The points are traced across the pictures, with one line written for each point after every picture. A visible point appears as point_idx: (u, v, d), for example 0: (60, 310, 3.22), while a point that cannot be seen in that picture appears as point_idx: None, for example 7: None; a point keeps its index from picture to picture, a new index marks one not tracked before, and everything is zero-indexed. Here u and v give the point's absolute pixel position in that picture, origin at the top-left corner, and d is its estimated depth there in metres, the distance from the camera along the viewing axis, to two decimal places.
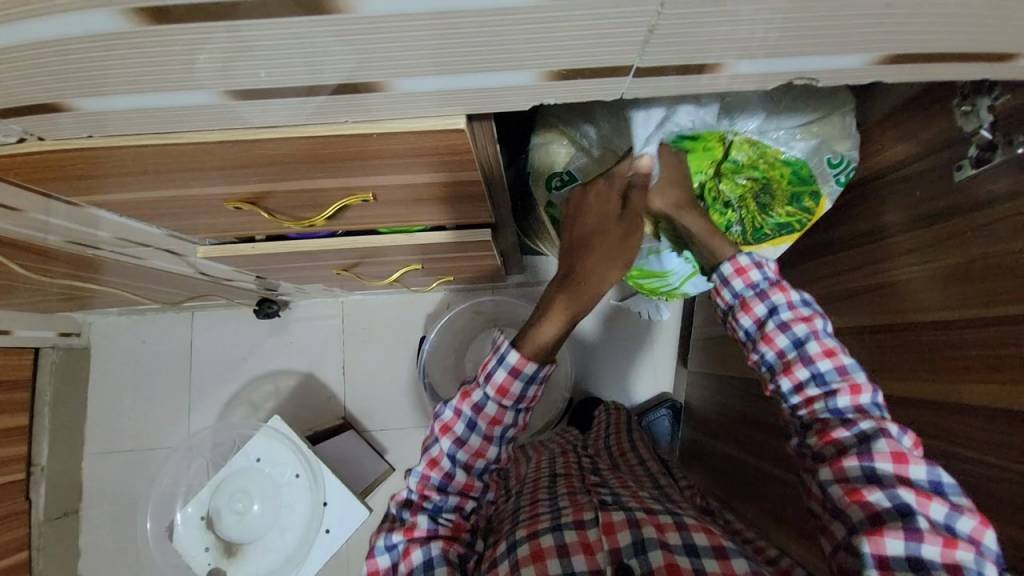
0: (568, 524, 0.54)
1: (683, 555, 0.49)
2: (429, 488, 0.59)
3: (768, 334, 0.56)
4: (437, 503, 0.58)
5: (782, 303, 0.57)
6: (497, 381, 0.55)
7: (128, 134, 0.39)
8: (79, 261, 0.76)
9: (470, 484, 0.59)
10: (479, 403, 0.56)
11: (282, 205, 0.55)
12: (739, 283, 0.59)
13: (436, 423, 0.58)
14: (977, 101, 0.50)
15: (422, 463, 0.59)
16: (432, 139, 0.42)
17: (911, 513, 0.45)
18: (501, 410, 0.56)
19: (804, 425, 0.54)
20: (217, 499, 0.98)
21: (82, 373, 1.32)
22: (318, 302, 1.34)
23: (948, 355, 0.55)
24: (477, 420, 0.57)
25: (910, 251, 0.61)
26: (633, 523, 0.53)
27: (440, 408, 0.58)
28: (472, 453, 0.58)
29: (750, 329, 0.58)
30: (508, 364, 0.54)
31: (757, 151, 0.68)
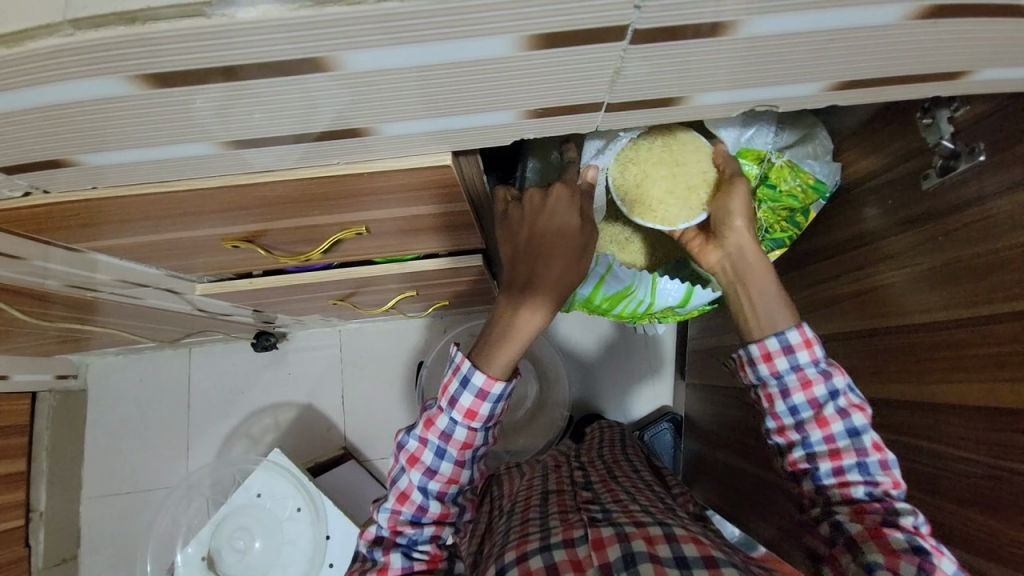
0: (557, 544, 0.55)
1: (674, 567, 0.49)
2: (402, 524, 0.58)
3: (824, 416, 0.54)
4: (412, 537, 0.58)
5: (837, 386, 0.54)
6: (464, 406, 0.55)
7: (130, 184, 0.41)
8: (79, 304, 0.78)
9: (445, 512, 0.59)
10: (445, 429, 0.56)
11: (278, 241, 0.57)
12: (803, 356, 0.55)
13: (403, 454, 0.58)
14: (937, 113, 0.53)
15: (393, 499, 0.59)
16: (422, 175, 0.44)
17: (928, 553, 0.47)
18: (470, 433, 0.56)
19: (828, 502, 0.54)
20: (218, 537, 0.97)
21: (79, 416, 1.31)
22: (315, 333, 1.35)
23: (930, 356, 0.56)
24: (447, 447, 0.57)
25: (887, 257, 0.63)
26: (622, 538, 0.53)
27: (405, 438, 0.58)
28: (444, 481, 0.58)
29: (801, 408, 0.55)
30: (473, 388, 0.54)
31: (797, 177, 0.69)
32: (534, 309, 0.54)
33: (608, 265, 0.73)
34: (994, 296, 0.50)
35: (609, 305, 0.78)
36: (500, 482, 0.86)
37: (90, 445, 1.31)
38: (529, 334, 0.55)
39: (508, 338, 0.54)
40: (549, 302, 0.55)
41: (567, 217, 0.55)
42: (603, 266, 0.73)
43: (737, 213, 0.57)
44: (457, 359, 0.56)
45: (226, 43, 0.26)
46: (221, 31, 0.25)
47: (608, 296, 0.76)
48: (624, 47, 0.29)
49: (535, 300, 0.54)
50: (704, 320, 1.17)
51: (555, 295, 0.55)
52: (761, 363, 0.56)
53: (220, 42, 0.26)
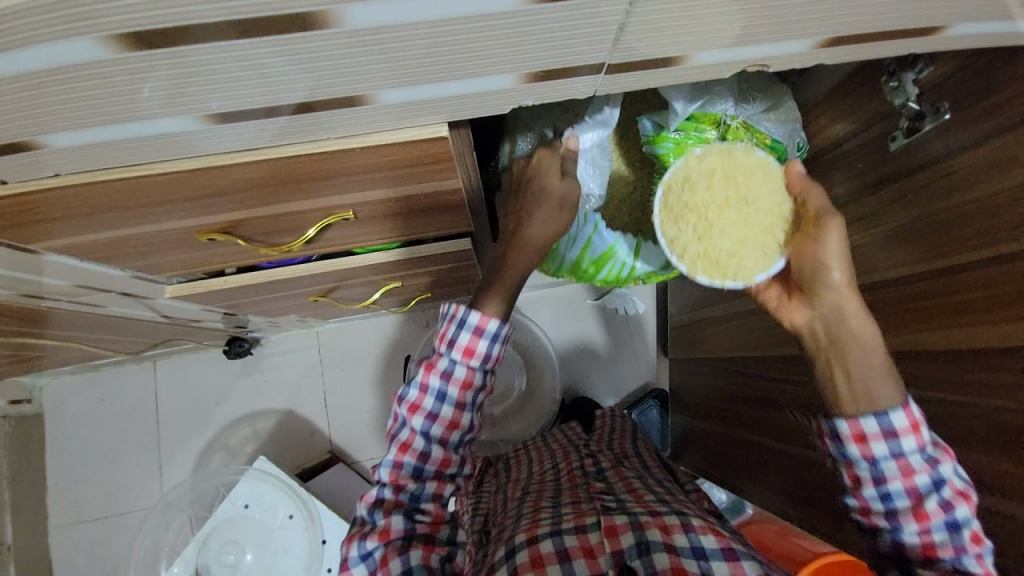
0: (568, 529, 0.55)
1: (691, 558, 0.51)
2: (405, 477, 0.57)
3: (922, 509, 0.50)
4: (414, 492, 0.57)
5: (938, 474, 0.50)
6: (461, 344, 0.55)
7: (98, 169, 0.38)
8: (31, 316, 0.71)
9: (447, 459, 0.58)
10: (446, 370, 0.56)
11: (259, 232, 0.54)
12: (908, 441, 0.50)
13: (403, 403, 0.57)
14: (903, 76, 0.55)
15: (394, 451, 0.57)
16: (416, 150, 0.42)
17: None
18: (470, 372, 0.56)
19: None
20: (205, 554, 0.93)
21: (35, 442, 1.21)
22: (290, 336, 1.30)
23: (905, 309, 0.59)
24: (447, 388, 0.56)
25: (860, 218, 0.67)
26: (635, 526, 0.54)
27: (405, 389, 0.57)
28: (446, 425, 0.57)
29: (896, 495, 0.51)
30: (470, 327, 0.55)
31: (752, 136, 0.69)
32: (517, 258, 0.57)
33: (595, 223, 0.76)
34: (965, 246, 0.53)
35: (594, 271, 0.80)
36: (505, 472, 0.86)
37: (51, 472, 1.22)
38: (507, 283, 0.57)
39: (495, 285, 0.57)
40: (531, 255, 0.57)
41: (548, 176, 0.57)
42: (590, 226, 0.76)
43: (834, 266, 0.52)
44: (450, 309, 0.56)
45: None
46: None
47: (594, 260, 0.78)
48: (631, 1, 0.29)
49: (518, 250, 0.57)
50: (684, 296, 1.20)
51: (536, 248, 0.57)
52: (851, 443, 0.52)
53: None
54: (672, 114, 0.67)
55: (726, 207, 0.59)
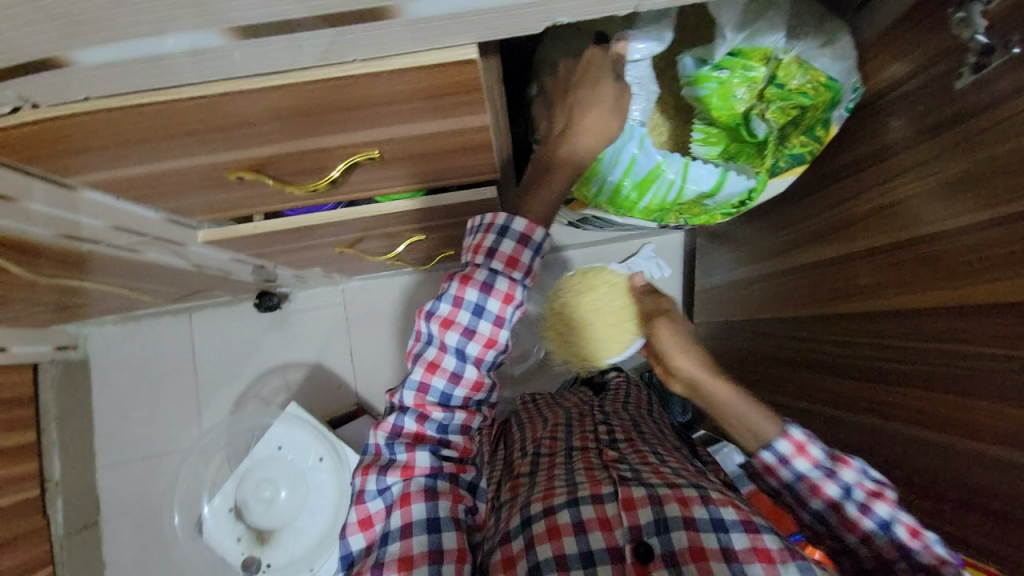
0: (585, 498, 0.55)
1: (710, 531, 0.52)
2: (429, 404, 0.58)
3: (851, 518, 0.57)
4: (441, 421, 0.58)
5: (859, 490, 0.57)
6: (505, 254, 0.54)
7: (125, 93, 0.38)
8: (73, 259, 0.74)
9: (479, 382, 0.57)
10: (486, 282, 0.54)
11: (287, 171, 0.54)
12: (801, 463, 0.59)
13: (434, 321, 0.55)
14: (971, 7, 0.49)
15: (421, 372, 0.57)
16: (444, 76, 0.40)
17: None
18: (512, 285, 0.54)
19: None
20: (243, 489, 0.99)
21: (83, 385, 1.29)
22: (317, 292, 1.33)
23: (960, 260, 0.56)
24: (484, 303, 0.54)
25: (912, 168, 0.62)
26: (654, 501, 0.54)
27: (435, 305, 0.55)
28: (483, 343, 0.55)
29: (822, 512, 0.59)
30: (513, 235, 0.54)
31: (806, 74, 0.65)
32: (561, 165, 0.54)
33: (641, 140, 0.70)
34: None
35: (637, 196, 0.76)
36: (519, 427, 0.85)
37: (99, 413, 1.31)
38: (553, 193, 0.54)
39: (538, 192, 0.55)
40: (577, 163, 0.54)
41: (597, 74, 0.53)
42: (636, 143, 0.69)
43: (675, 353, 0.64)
44: (486, 220, 0.55)
45: None
46: None
47: (636, 183, 0.74)
48: None
49: (563, 158, 0.54)
50: (713, 257, 1.16)
51: (582, 156, 0.54)
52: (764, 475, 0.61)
53: None
54: (718, 41, 0.64)
55: None
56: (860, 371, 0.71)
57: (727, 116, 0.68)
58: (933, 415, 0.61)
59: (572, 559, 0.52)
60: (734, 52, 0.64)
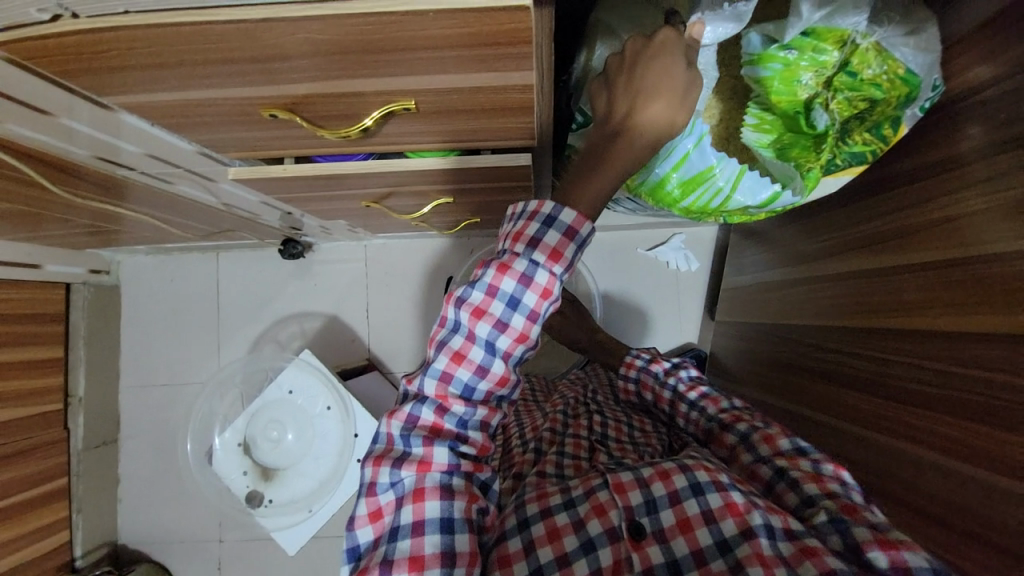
0: (580, 497, 0.55)
1: (690, 498, 0.52)
2: (451, 396, 0.53)
3: (660, 393, 0.76)
4: (462, 416, 0.54)
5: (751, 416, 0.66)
6: (548, 246, 0.50)
7: (161, 11, 0.36)
8: (108, 185, 0.76)
9: (505, 378, 0.53)
10: (525, 273, 0.50)
11: (321, 113, 0.52)
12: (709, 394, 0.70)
13: (464, 308, 0.51)
14: None
15: (445, 361, 0.52)
16: (490, 22, 0.37)
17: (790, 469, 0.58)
18: (551, 278, 0.50)
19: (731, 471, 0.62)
20: (252, 427, 1.03)
21: (112, 310, 1.34)
22: (341, 246, 1.33)
23: (1023, 283, 0.52)
24: (521, 296, 0.50)
25: (982, 181, 0.57)
26: (642, 483, 0.54)
27: (468, 290, 0.51)
28: (514, 338, 0.52)
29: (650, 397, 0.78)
30: (559, 227, 0.51)
31: (882, 65, 0.60)
32: (616, 157, 0.51)
33: (699, 137, 0.68)
34: None
35: (679, 195, 0.73)
36: (515, 417, 0.83)
37: (124, 338, 1.36)
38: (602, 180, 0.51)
39: (585, 177, 0.52)
40: (634, 151, 0.51)
41: (672, 55, 0.49)
42: (693, 139, 0.68)
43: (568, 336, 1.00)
44: (530, 207, 0.52)
45: None
46: None
47: (683, 181, 0.72)
48: None
49: (620, 150, 0.51)
50: (745, 255, 1.12)
51: (640, 142, 0.50)
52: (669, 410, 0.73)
53: None
54: (793, 21, 0.60)
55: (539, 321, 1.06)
56: (887, 389, 0.68)
57: (787, 103, 0.63)
58: (960, 444, 0.57)
59: (573, 555, 0.52)
60: (809, 33, 0.59)
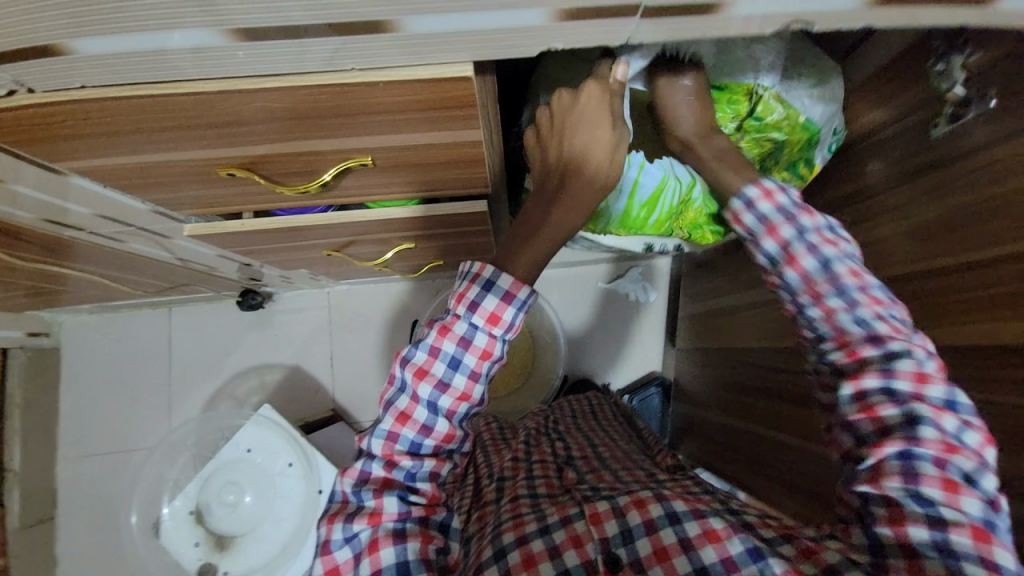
0: (555, 524, 0.54)
1: (667, 525, 0.52)
2: (398, 453, 0.56)
3: (851, 345, 0.47)
4: (409, 470, 0.57)
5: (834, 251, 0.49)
6: (487, 310, 0.52)
7: (122, 83, 0.38)
8: (54, 245, 0.73)
9: (451, 434, 0.56)
10: (464, 335, 0.52)
11: (279, 170, 0.54)
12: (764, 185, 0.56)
13: (409, 368, 0.54)
14: (950, 59, 0.53)
15: (391, 421, 0.55)
16: (438, 89, 0.41)
17: (921, 463, 0.42)
18: (491, 341, 0.53)
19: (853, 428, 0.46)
20: (206, 492, 0.97)
21: (53, 375, 1.26)
22: (303, 294, 1.31)
23: (942, 299, 0.56)
24: (462, 357, 0.53)
25: (891, 210, 0.64)
26: (617, 512, 0.54)
27: (412, 351, 0.54)
28: (456, 397, 0.54)
29: (796, 280, 0.50)
30: (498, 291, 0.52)
31: (785, 111, 0.67)
32: (557, 219, 0.53)
33: (639, 165, 0.72)
34: (996, 241, 0.51)
35: (648, 214, 0.78)
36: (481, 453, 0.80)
37: (65, 404, 1.27)
38: (548, 243, 0.54)
39: (533, 244, 0.54)
40: (573, 215, 0.53)
41: (601, 121, 0.50)
42: (635, 169, 0.72)
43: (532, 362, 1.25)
44: (474, 268, 0.53)
45: None
46: None
47: (644, 203, 0.76)
48: None
49: (558, 213, 0.52)
50: (697, 284, 1.18)
51: (581, 206, 0.53)
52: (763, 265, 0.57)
53: None
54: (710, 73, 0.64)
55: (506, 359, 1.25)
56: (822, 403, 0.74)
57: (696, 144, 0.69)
58: None
59: None
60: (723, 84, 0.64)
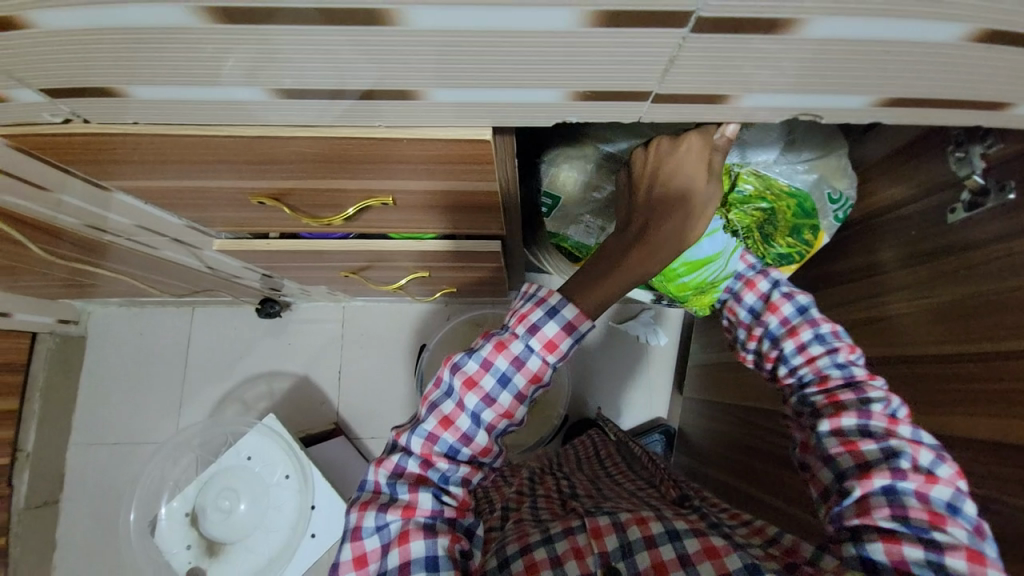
0: (557, 534, 0.53)
1: (667, 544, 0.51)
2: (436, 454, 0.53)
3: (833, 394, 0.54)
4: (445, 473, 0.54)
5: (814, 326, 0.59)
6: (545, 335, 0.52)
7: (169, 122, 0.41)
8: (93, 246, 0.78)
9: (488, 449, 0.55)
10: (518, 355, 0.53)
11: (304, 202, 0.57)
12: (743, 268, 0.68)
13: (459, 375, 0.53)
14: (970, 148, 0.53)
15: (433, 423, 0.53)
16: (459, 147, 0.44)
17: (900, 493, 0.47)
18: (542, 366, 0.53)
19: (836, 469, 0.51)
20: (204, 496, 0.98)
21: (76, 362, 1.31)
22: (318, 307, 1.35)
23: (948, 386, 0.55)
24: (512, 375, 0.53)
25: (904, 287, 0.63)
26: (619, 527, 0.53)
27: (464, 359, 0.53)
28: (499, 413, 0.53)
29: (780, 335, 0.60)
30: (559, 318, 0.52)
31: (763, 182, 0.66)
32: (637, 258, 0.53)
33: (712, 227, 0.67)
34: (1006, 333, 0.50)
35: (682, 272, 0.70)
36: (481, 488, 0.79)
37: (83, 391, 1.32)
38: (624, 285, 0.54)
39: (607, 280, 0.54)
40: (654, 260, 0.53)
41: (703, 173, 0.50)
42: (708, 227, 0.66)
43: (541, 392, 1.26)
44: (540, 292, 0.53)
45: None
46: None
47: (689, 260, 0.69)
48: (685, 34, 0.29)
49: (635, 257, 0.53)
50: (707, 334, 1.17)
51: (664, 253, 0.53)
52: (750, 342, 0.64)
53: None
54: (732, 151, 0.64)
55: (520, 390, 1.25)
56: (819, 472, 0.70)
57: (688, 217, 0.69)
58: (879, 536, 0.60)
59: None
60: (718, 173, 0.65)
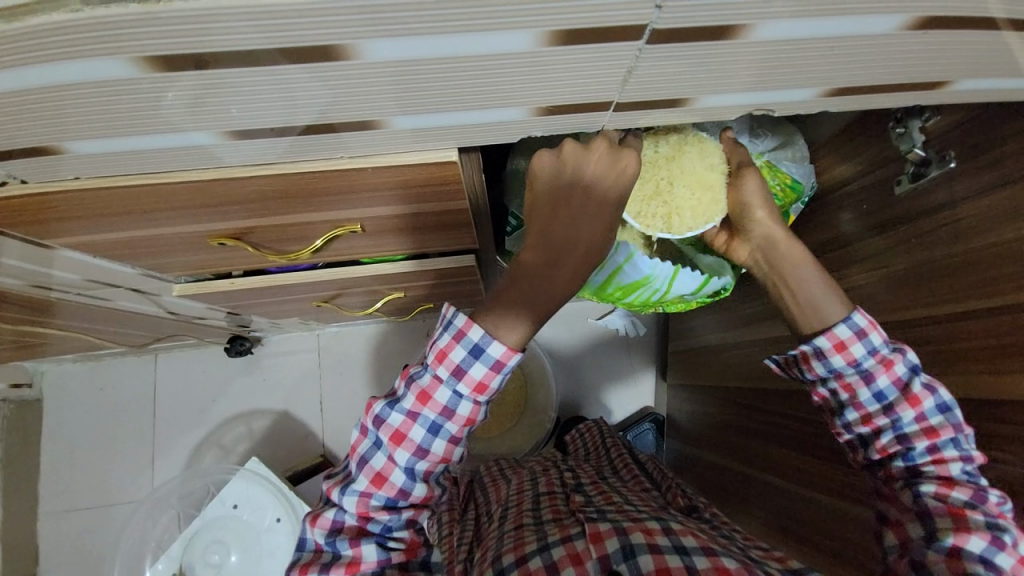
0: (554, 543, 0.52)
1: (674, 554, 0.48)
2: (374, 509, 0.55)
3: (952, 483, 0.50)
4: (386, 524, 0.55)
5: (958, 431, 0.50)
6: (474, 378, 0.51)
7: (117, 174, 0.39)
8: (38, 306, 0.72)
9: (428, 495, 0.56)
10: (447, 403, 0.51)
11: (268, 239, 0.55)
12: (876, 339, 0.53)
13: (385, 430, 0.52)
14: (909, 123, 0.55)
15: (366, 481, 0.54)
16: (426, 170, 0.43)
17: (994, 562, 0.46)
18: (474, 408, 0.52)
19: (930, 532, 0.49)
20: (191, 552, 0.94)
21: (33, 427, 1.22)
22: (290, 338, 1.30)
23: (915, 351, 0.59)
24: (443, 423, 0.52)
25: (863, 259, 0.66)
26: (621, 531, 0.51)
27: (387, 412, 0.52)
28: (435, 460, 0.53)
29: (905, 421, 0.52)
30: (487, 359, 0.50)
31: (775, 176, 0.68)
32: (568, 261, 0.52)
33: (628, 253, 0.68)
34: (962, 295, 0.53)
35: (621, 296, 0.75)
36: (482, 495, 0.79)
37: (45, 458, 1.23)
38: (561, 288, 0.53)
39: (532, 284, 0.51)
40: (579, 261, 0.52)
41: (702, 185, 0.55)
42: (622, 255, 0.68)
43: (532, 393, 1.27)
44: (457, 323, 0.50)
45: (254, 35, 0.26)
46: (249, 26, 0.25)
47: (622, 286, 0.73)
48: (641, 46, 0.30)
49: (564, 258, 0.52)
50: (684, 321, 1.19)
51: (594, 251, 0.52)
52: (861, 425, 0.55)
53: (224, 39, 0.26)
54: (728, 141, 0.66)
55: (512, 393, 1.26)
56: (806, 443, 0.73)
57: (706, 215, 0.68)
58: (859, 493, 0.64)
59: None
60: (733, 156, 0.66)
